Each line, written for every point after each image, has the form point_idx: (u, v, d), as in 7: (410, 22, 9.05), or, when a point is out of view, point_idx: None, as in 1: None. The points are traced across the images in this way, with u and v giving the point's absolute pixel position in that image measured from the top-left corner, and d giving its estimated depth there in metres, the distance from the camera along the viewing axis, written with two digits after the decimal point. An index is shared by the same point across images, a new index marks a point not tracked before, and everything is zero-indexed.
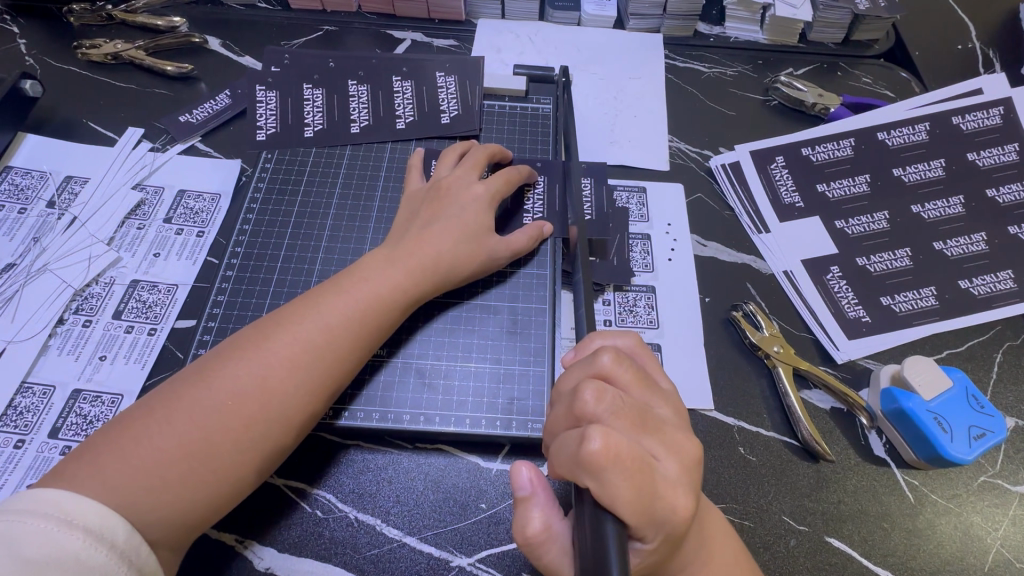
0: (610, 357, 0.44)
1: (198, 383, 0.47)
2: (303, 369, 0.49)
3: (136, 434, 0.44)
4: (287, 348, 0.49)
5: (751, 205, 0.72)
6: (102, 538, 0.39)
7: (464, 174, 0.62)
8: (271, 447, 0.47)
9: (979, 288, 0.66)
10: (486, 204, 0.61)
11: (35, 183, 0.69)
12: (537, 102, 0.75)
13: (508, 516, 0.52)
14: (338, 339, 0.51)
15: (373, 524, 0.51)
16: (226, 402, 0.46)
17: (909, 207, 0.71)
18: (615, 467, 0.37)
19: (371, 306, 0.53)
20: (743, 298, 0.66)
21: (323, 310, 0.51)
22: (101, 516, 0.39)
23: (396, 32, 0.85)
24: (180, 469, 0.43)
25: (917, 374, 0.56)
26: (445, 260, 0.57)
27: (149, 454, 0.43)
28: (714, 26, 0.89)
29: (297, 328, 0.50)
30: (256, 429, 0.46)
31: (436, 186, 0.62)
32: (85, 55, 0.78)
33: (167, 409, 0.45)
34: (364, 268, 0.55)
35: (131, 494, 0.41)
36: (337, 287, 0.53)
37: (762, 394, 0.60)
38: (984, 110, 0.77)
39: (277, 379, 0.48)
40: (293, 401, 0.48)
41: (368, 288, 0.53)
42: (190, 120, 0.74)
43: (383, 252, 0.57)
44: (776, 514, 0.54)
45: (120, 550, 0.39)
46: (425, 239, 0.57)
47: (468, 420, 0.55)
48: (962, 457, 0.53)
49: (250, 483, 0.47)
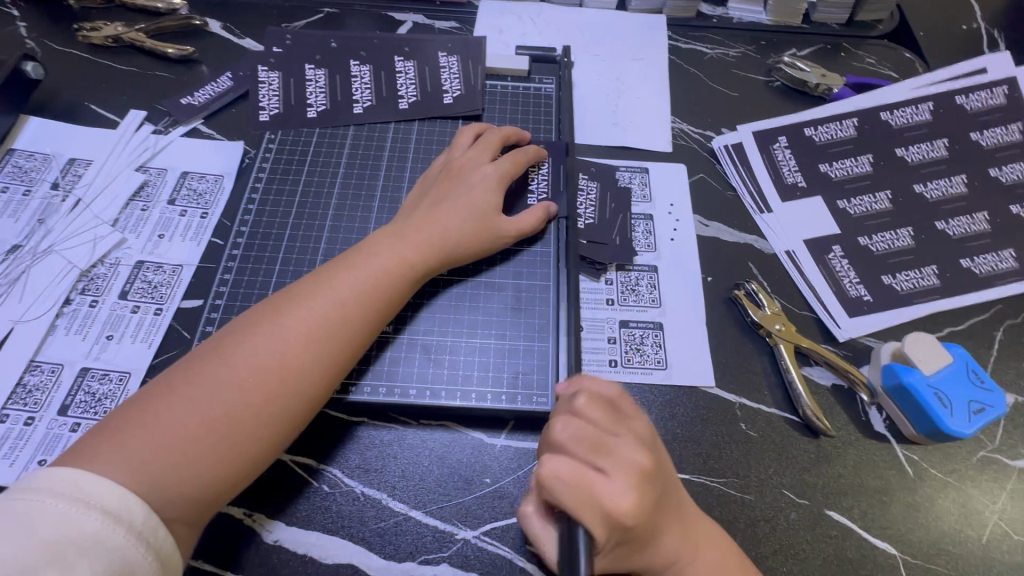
0: (584, 397, 0.46)
1: (216, 359, 0.47)
2: (319, 344, 0.49)
3: (157, 410, 0.45)
4: (302, 324, 0.49)
5: (753, 185, 0.72)
6: (119, 519, 0.39)
7: (478, 154, 0.63)
8: (291, 420, 0.48)
9: (981, 267, 0.66)
10: (495, 184, 0.61)
11: (39, 165, 0.69)
12: (539, 83, 0.75)
13: (512, 490, 0.53)
14: (353, 314, 0.51)
15: (379, 498, 0.52)
16: (245, 376, 0.47)
17: (911, 187, 0.71)
18: (559, 486, 0.41)
19: (383, 284, 0.53)
20: (745, 277, 0.66)
21: (336, 288, 0.52)
22: (118, 497, 0.40)
23: (397, 14, 0.84)
24: (203, 443, 0.44)
25: (918, 350, 0.57)
26: (452, 237, 0.57)
27: (171, 429, 0.44)
28: (717, 7, 0.88)
29: (312, 305, 0.50)
30: (276, 403, 0.47)
31: (448, 167, 0.62)
32: (85, 38, 0.78)
33: (186, 386, 0.46)
34: (376, 244, 0.56)
35: (154, 469, 0.42)
36: (350, 265, 0.54)
37: (764, 372, 0.60)
38: (988, 89, 0.76)
39: (293, 355, 0.48)
40: (310, 376, 0.49)
41: (379, 264, 0.54)
42: (192, 102, 0.73)
43: (393, 228, 0.58)
44: (776, 488, 0.54)
45: (137, 531, 0.39)
46: (434, 217, 0.58)
47: (473, 395, 0.55)
48: (960, 430, 0.53)
49: (267, 459, 0.47)
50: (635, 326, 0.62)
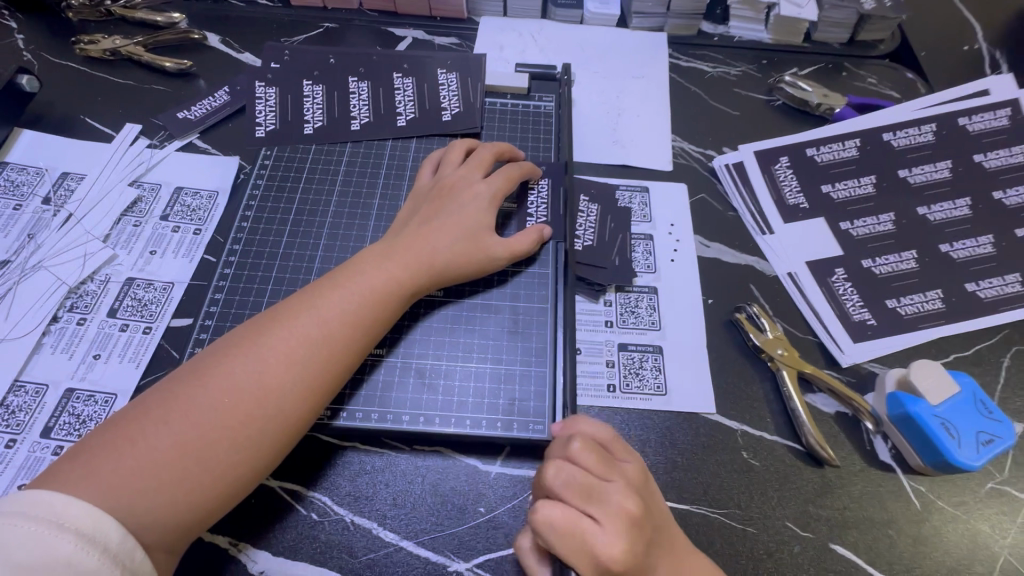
0: (578, 443, 0.46)
1: (195, 381, 0.46)
2: (301, 365, 0.48)
3: (132, 433, 0.43)
4: (284, 345, 0.48)
5: (755, 206, 0.71)
6: (94, 541, 0.38)
7: (469, 171, 0.62)
8: (271, 443, 0.46)
9: (986, 291, 0.65)
10: (488, 203, 0.60)
11: (31, 180, 0.68)
12: (539, 101, 0.75)
13: (507, 521, 0.51)
14: (336, 333, 0.50)
15: (369, 527, 0.51)
16: (223, 399, 0.45)
17: (915, 209, 0.70)
18: (556, 536, 0.42)
19: (368, 304, 0.52)
20: (746, 300, 0.65)
21: (321, 307, 0.51)
22: (94, 519, 0.38)
23: (397, 29, 0.84)
24: (178, 468, 0.43)
25: (924, 378, 0.55)
26: (441, 258, 0.56)
27: (145, 454, 0.42)
28: (718, 25, 0.88)
29: (295, 325, 0.49)
30: (253, 424, 0.45)
31: (439, 185, 0.61)
32: (82, 51, 0.77)
33: (163, 409, 0.44)
34: (362, 264, 0.55)
35: (126, 495, 0.41)
36: (336, 284, 0.53)
37: (766, 399, 0.59)
38: (991, 111, 0.76)
39: (274, 375, 0.47)
40: (291, 398, 0.47)
41: (366, 282, 0.53)
42: (188, 117, 0.73)
43: (380, 247, 0.57)
44: (779, 520, 0.53)
45: (113, 554, 0.38)
46: (425, 235, 0.57)
47: (468, 421, 0.54)
48: (969, 463, 0.52)
49: (245, 484, 0.45)
50: (634, 349, 0.61)
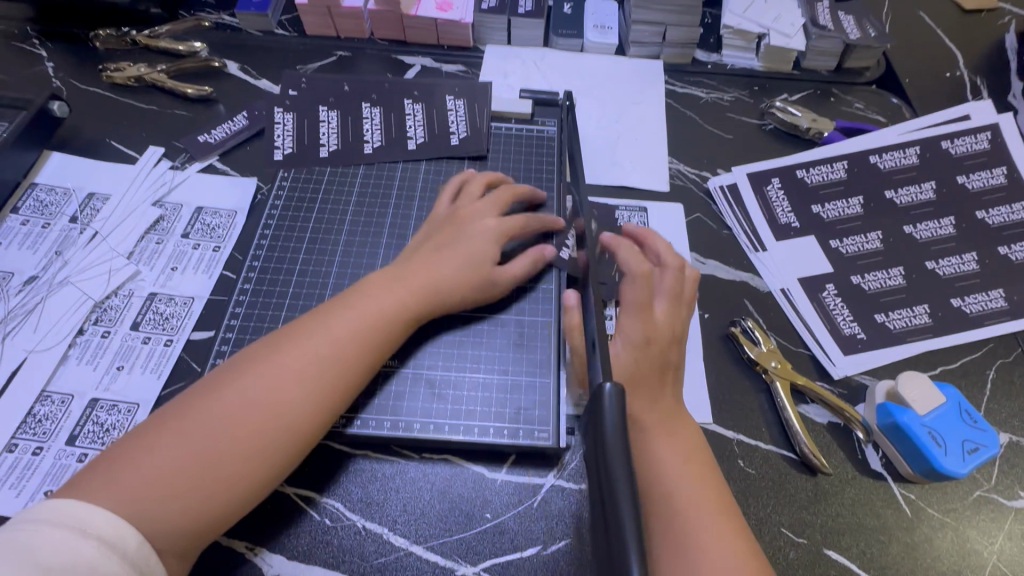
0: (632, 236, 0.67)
1: (210, 395, 0.49)
2: (312, 382, 0.50)
3: (150, 444, 0.46)
4: (297, 364, 0.51)
5: (748, 225, 0.74)
6: (113, 547, 0.40)
7: (483, 206, 0.65)
8: (283, 453, 0.49)
9: (971, 306, 0.68)
10: (495, 237, 0.63)
11: (59, 200, 0.71)
12: (542, 125, 0.79)
13: (513, 526, 0.53)
14: (343, 352, 0.52)
15: (380, 532, 0.53)
16: (237, 412, 0.48)
17: (901, 228, 0.73)
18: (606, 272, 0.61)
19: (376, 325, 0.55)
20: (741, 314, 0.68)
21: (331, 326, 0.53)
22: (114, 526, 0.41)
23: (407, 57, 0.89)
24: (193, 477, 0.45)
25: (911, 390, 0.58)
26: (445, 284, 0.59)
27: (161, 463, 0.45)
28: (712, 53, 0.92)
29: (307, 344, 0.52)
30: (265, 436, 0.48)
31: (453, 216, 0.64)
32: (108, 78, 0.82)
33: (180, 420, 0.47)
34: (371, 287, 0.57)
35: (143, 503, 0.43)
36: (347, 306, 0.55)
37: (761, 409, 0.61)
38: (972, 135, 0.80)
39: (285, 391, 0.50)
40: (301, 412, 0.49)
41: (374, 304, 0.56)
42: (209, 140, 0.77)
43: (388, 271, 0.59)
44: (774, 526, 0.55)
45: (130, 559, 0.40)
46: (431, 264, 0.59)
47: (476, 429, 0.56)
48: (955, 470, 0.54)
49: (256, 493, 0.48)
50: None
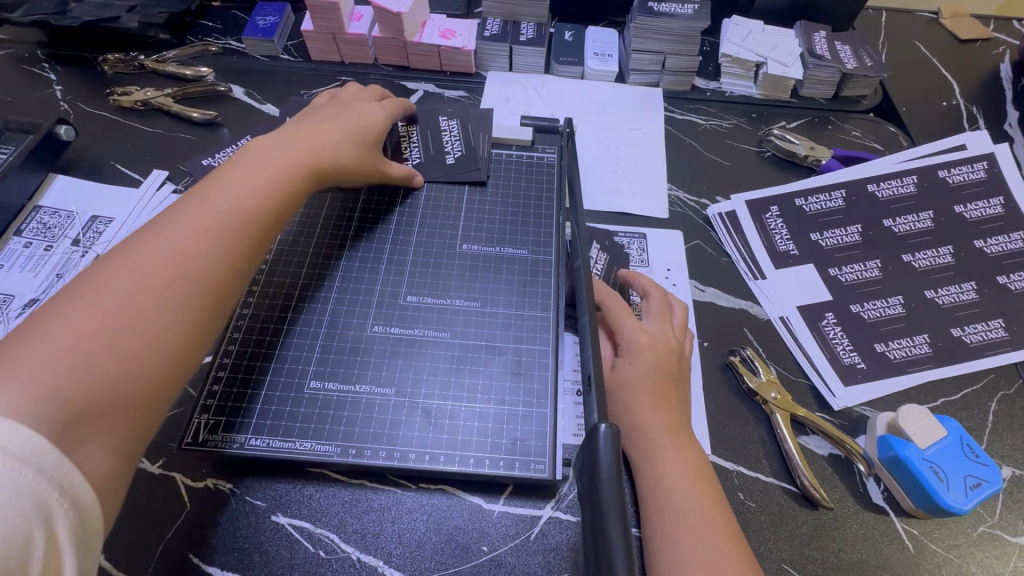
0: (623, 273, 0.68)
1: (103, 266, 0.44)
2: (218, 232, 0.49)
3: (38, 325, 0.39)
4: (195, 218, 0.49)
5: (747, 253, 0.75)
6: (25, 462, 0.33)
7: (363, 95, 0.74)
8: (204, 301, 0.46)
9: (971, 336, 0.68)
10: (380, 115, 0.71)
11: (62, 223, 0.72)
12: (542, 152, 0.80)
13: (509, 560, 0.52)
14: (237, 215, 0.51)
15: (375, 565, 0.52)
16: (142, 269, 0.44)
17: (900, 256, 0.73)
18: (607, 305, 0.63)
19: (275, 185, 0.55)
20: (740, 343, 0.68)
21: (229, 187, 0.52)
22: (15, 431, 0.33)
23: (410, 83, 0.90)
24: (110, 336, 0.40)
25: (913, 423, 0.57)
26: (336, 151, 0.63)
27: (60, 333, 0.39)
28: (711, 81, 0.94)
29: (202, 203, 0.50)
30: (179, 283, 0.45)
31: (335, 99, 0.73)
32: (116, 101, 0.83)
33: (71, 295, 0.41)
34: (261, 155, 0.57)
35: (52, 380, 0.37)
36: (239, 169, 0.54)
37: (761, 441, 0.61)
38: (969, 164, 0.80)
39: (191, 243, 0.47)
40: (213, 259, 0.48)
41: (270, 163, 0.56)
42: (213, 164, 0.77)
43: (276, 141, 0.60)
44: (775, 562, 0.54)
45: (49, 475, 0.33)
46: (318, 133, 0.63)
47: (472, 460, 0.55)
48: (959, 506, 0.53)
49: (187, 346, 0.44)
50: None
